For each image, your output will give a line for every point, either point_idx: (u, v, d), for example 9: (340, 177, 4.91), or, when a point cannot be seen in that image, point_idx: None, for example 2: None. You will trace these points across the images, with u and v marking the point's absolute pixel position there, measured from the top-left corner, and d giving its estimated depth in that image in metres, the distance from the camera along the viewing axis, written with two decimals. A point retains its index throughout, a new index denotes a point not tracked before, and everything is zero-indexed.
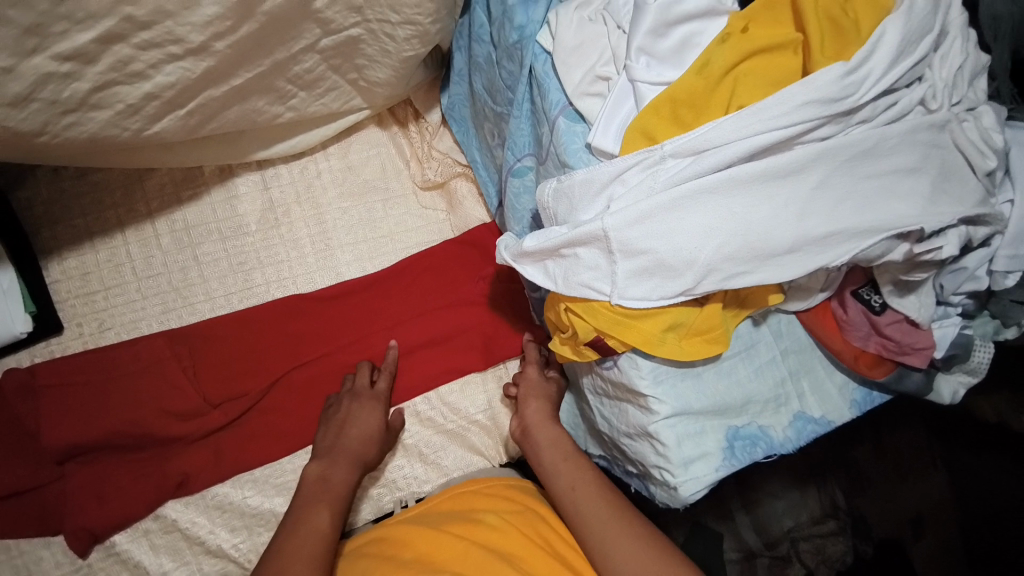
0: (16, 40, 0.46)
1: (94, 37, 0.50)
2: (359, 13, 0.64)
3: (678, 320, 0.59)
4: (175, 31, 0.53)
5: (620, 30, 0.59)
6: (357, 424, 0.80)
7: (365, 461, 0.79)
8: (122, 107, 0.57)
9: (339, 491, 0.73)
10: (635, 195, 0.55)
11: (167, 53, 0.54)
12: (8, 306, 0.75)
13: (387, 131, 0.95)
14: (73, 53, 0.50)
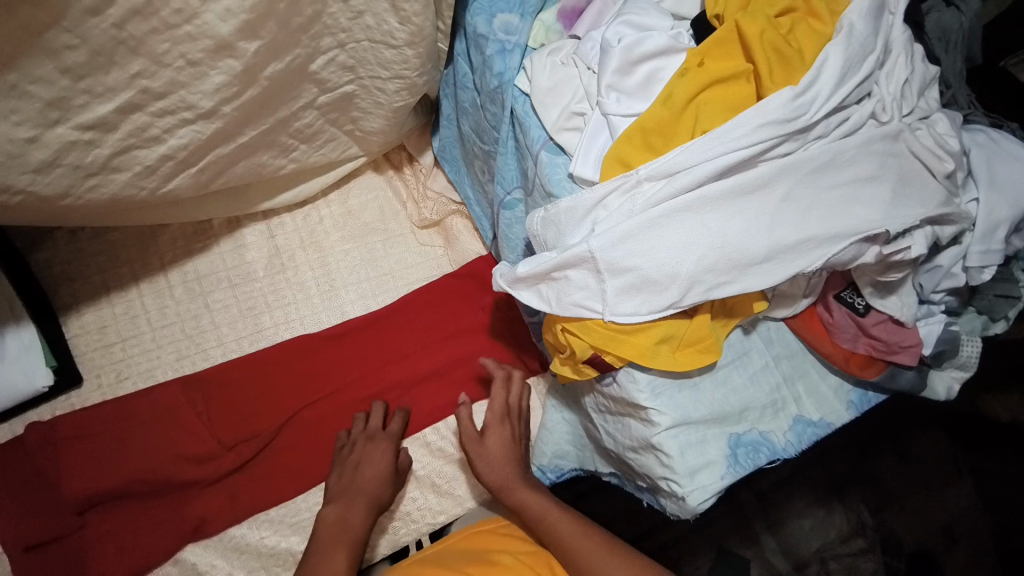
0: (40, 112, 0.52)
1: (114, 107, 0.55)
2: (353, 72, 0.71)
3: (669, 333, 0.63)
4: (187, 98, 0.58)
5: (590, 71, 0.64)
6: (370, 464, 0.82)
7: (378, 501, 0.80)
8: (140, 168, 0.62)
9: (355, 533, 0.75)
10: (616, 218, 0.60)
11: (180, 118, 0.59)
12: (29, 362, 0.78)
13: (383, 174, 1.01)
14: (94, 123, 0.55)
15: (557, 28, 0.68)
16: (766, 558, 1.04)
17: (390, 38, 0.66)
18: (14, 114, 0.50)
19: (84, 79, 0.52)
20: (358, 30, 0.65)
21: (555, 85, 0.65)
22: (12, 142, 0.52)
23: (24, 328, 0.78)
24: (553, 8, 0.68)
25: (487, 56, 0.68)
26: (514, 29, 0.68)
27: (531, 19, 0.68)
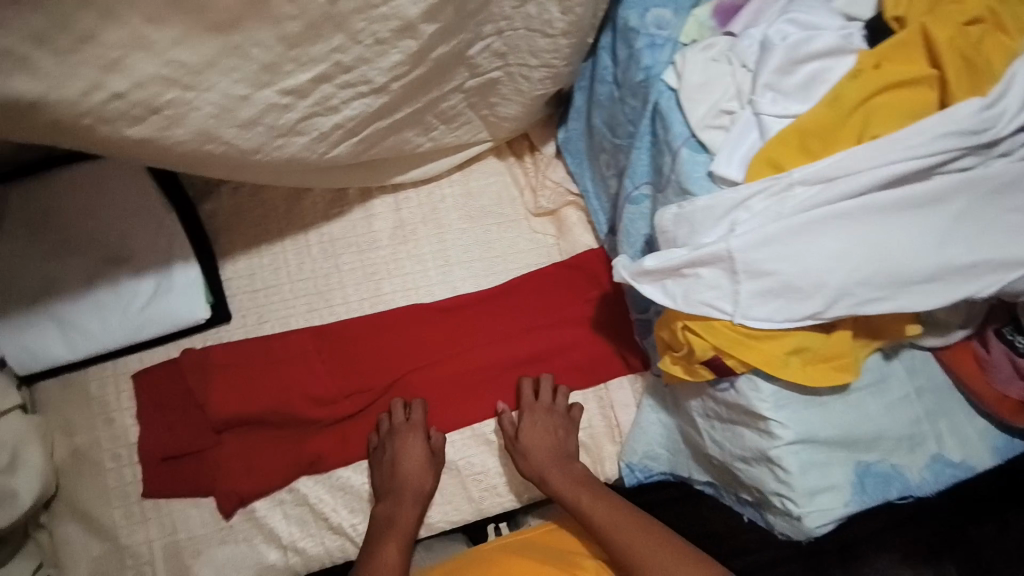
0: (255, 75, 0.54)
1: (312, 76, 0.57)
2: (503, 59, 0.72)
3: (803, 344, 0.61)
4: (367, 74, 0.61)
5: (745, 69, 0.63)
6: (405, 459, 0.89)
7: (422, 492, 0.88)
8: (316, 134, 0.66)
9: (406, 526, 0.85)
10: (762, 219, 0.59)
11: (357, 91, 0.62)
12: (192, 294, 0.88)
13: (504, 161, 1.03)
14: (293, 89, 0.57)
15: (710, 24, 0.66)
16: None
17: (548, 27, 0.69)
18: (235, 72, 0.52)
19: (295, 47, 0.54)
20: (517, 19, 0.68)
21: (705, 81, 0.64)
22: (229, 97, 0.54)
23: (190, 264, 0.88)
24: (707, 4, 0.66)
25: (637, 49, 0.67)
26: (665, 24, 0.67)
27: (685, 15, 0.66)
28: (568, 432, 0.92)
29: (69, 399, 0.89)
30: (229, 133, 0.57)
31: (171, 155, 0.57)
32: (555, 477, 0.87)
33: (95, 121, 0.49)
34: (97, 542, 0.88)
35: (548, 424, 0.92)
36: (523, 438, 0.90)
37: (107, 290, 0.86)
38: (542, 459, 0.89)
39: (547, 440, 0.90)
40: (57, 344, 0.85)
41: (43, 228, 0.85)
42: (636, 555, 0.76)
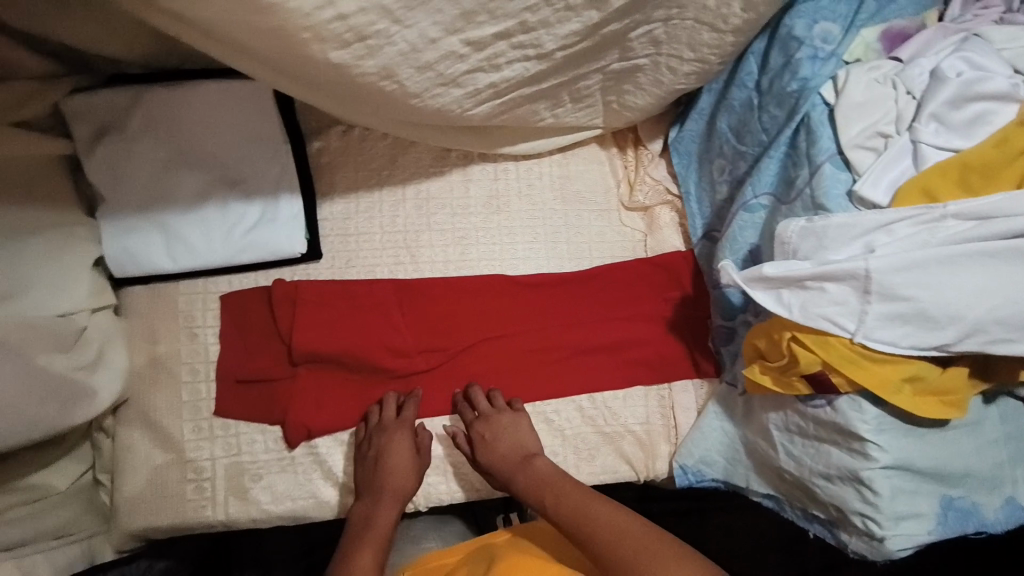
0: (452, 20, 0.55)
1: (496, 31, 0.58)
2: (656, 47, 0.73)
3: (918, 373, 0.63)
4: (542, 38, 0.62)
5: (909, 96, 0.65)
6: (390, 458, 0.87)
7: (403, 492, 0.86)
8: (471, 89, 0.67)
9: (384, 532, 0.81)
10: (905, 245, 0.61)
11: (525, 54, 0.63)
12: (292, 230, 0.90)
13: (607, 151, 1.04)
14: (476, 40, 0.58)
15: (877, 48, 0.69)
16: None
17: (721, 22, 0.68)
18: (439, 13, 0.53)
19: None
20: (691, 9, 0.68)
21: (865, 102, 0.66)
22: (421, 39, 0.55)
23: (296, 198, 0.90)
24: (878, 27, 0.69)
25: (797, 59, 0.69)
26: (832, 39, 0.68)
27: (854, 34, 0.69)
28: (526, 425, 0.91)
29: (156, 309, 0.90)
30: (407, 72, 0.58)
31: (347, 83, 0.58)
32: (520, 481, 0.85)
33: (308, 35, 0.49)
34: (160, 452, 0.89)
35: (507, 422, 0.90)
36: (483, 445, 0.88)
37: (215, 206, 0.87)
38: (505, 466, 0.87)
39: (510, 443, 0.88)
40: (158, 254, 0.85)
41: (163, 133, 0.83)
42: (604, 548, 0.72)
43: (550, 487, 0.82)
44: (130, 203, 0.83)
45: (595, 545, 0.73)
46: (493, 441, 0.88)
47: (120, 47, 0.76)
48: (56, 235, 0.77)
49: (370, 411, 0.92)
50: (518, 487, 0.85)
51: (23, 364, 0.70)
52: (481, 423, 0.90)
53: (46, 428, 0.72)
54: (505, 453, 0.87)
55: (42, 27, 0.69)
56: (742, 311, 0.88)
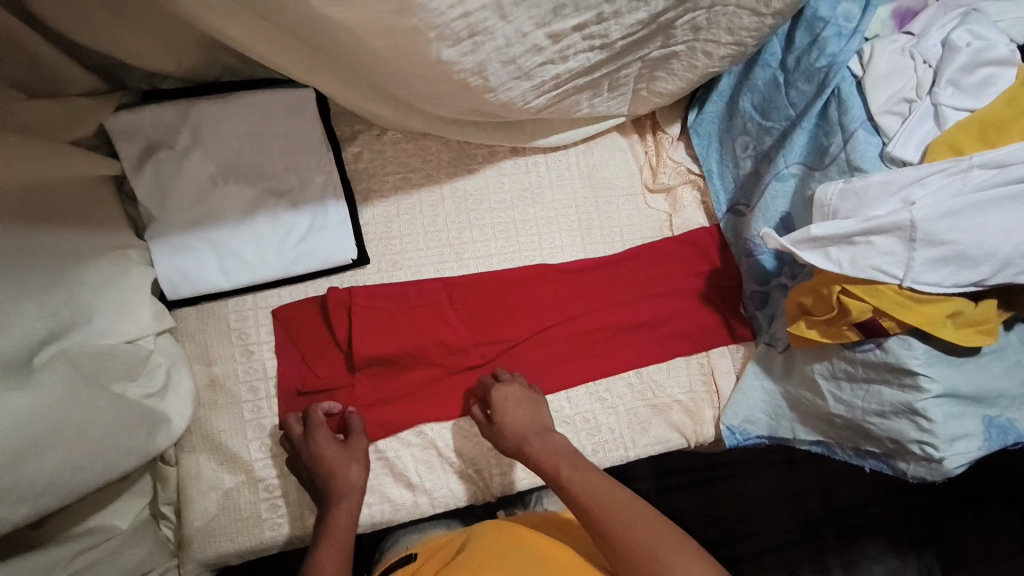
0: (544, 15, 0.59)
1: (576, 24, 0.62)
2: (695, 33, 0.79)
3: (958, 309, 0.72)
4: (611, 28, 0.66)
5: (926, 65, 0.75)
6: (321, 461, 0.82)
7: (355, 484, 0.83)
8: (540, 81, 0.69)
9: (346, 527, 0.79)
10: (939, 195, 0.69)
11: (592, 44, 0.67)
12: (342, 236, 0.90)
13: (628, 139, 1.10)
14: (559, 32, 0.62)
15: (890, 24, 0.80)
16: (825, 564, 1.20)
17: (764, 6, 0.74)
18: (536, 8, 0.57)
19: None
20: None
21: (890, 71, 0.76)
22: (515, 36, 0.59)
23: (342, 204, 0.90)
24: (891, 5, 0.80)
25: (824, 37, 0.79)
26: (853, 18, 0.78)
27: (873, 12, 0.78)
28: (541, 399, 0.92)
29: (207, 329, 0.89)
30: (495, 67, 0.61)
31: (440, 80, 0.62)
32: (535, 449, 0.84)
33: (432, 32, 0.53)
34: (230, 475, 0.87)
35: (521, 395, 0.90)
36: (500, 414, 0.88)
37: (265, 219, 0.87)
38: (517, 436, 0.86)
39: (523, 411, 0.88)
40: (213, 271, 0.84)
41: (212, 149, 0.83)
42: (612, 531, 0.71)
43: (578, 475, 0.79)
44: (181, 220, 0.82)
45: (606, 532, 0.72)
46: (502, 412, 0.88)
47: (169, 61, 0.75)
48: (108, 263, 0.74)
49: (290, 425, 0.86)
50: (533, 456, 0.84)
51: (104, 392, 0.67)
52: (499, 390, 0.90)
53: (138, 455, 0.70)
54: (519, 423, 0.87)
55: (95, 36, 0.68)
56: (776, 275, 0.95)
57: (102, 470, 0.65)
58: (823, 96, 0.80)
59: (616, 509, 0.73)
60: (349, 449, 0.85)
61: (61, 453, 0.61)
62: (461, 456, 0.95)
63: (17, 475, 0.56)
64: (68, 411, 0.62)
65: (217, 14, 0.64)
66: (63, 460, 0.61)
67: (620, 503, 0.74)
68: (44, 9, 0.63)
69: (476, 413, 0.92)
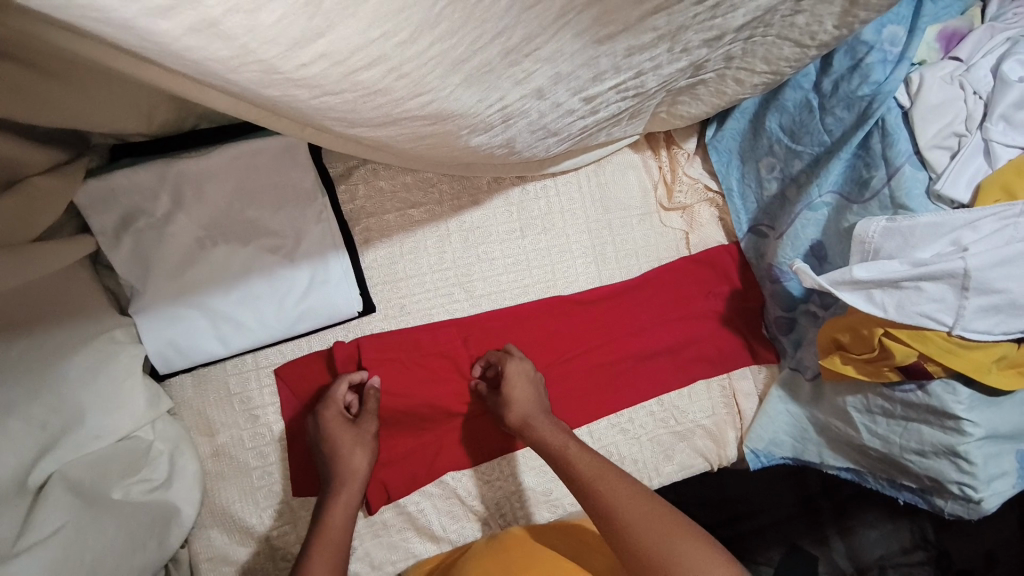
0: (583, 85, 0.54)
1: (614, 85, 0.56)
2: (728, 63, 0.71)
3: (1004, 354, 0.70)
4: (648, 81, 0.60)
5: (976, 96, 0.71)
6: (330, 439, 0.78)
7: (359, 470, 0.78)
8: (568, 135, 0.64)
9: (343, 523, 0.73)
10: (993, 240, 0.66)
11: (626, 95, 0.60)
12: (345, 289, 0.83)
13: (640, 154, 1.01)
14: (594, 95, 0.57)
15: (937, 47, 0.75)
16: (835, 564, 0.96)
17: (808, 38, 0.66)
18: (576, 82, 0.52)
19: (626, 57, 0.53)
20: (775, 27, 0.65)
21: (940, 103, 0.72)
22: (547, 106, 0.54)
23: (344, 255, 0.83)
24: (937, 26, 0.75)
25: (868, 63, 0.73)
26: (899, 42, 0.73)
27: (921, 36, 0.73)
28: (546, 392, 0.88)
29: (207, 396, 0.82)
30: (525, 137, 0.58)
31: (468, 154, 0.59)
32: (540, 425, 0.81)
33: (466, 130, 0.51)
34: (241, 546, 0.82)
35: (529, 374, 0.87)
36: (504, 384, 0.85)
37: (261, 280, 0.79)
38: (523, 412, 0.83)
39: (530, 389, 0.86)
40: (209, 340, 0.77)
41: (193, 208, 0.76)
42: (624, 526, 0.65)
43: (599, 482, 0.70)
44: (168, 289, 0.75)
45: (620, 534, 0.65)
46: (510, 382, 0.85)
47: (140, 122, 0.67)
48: (95, 351, 0.67)
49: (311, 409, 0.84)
50: (540, 432, 0.80)
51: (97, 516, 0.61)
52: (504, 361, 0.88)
53: (152, 565, 0.68)
54: (525, 402, 0.84)
55: (56, 118, 0.57)
56: (803, 301, 0.91)
57: None
58: (866, 127, 0.75)
59: (644, 520, 0.65)
60: (357, 432, 0.80)
61: None
62: (484, 502, 0.91)
63: None
64: (79, 553, 0.59)
65: (191, 87, 0.51)
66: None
67: (646, 514, 0.66)
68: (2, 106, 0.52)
69: (481, 388, 0.90)
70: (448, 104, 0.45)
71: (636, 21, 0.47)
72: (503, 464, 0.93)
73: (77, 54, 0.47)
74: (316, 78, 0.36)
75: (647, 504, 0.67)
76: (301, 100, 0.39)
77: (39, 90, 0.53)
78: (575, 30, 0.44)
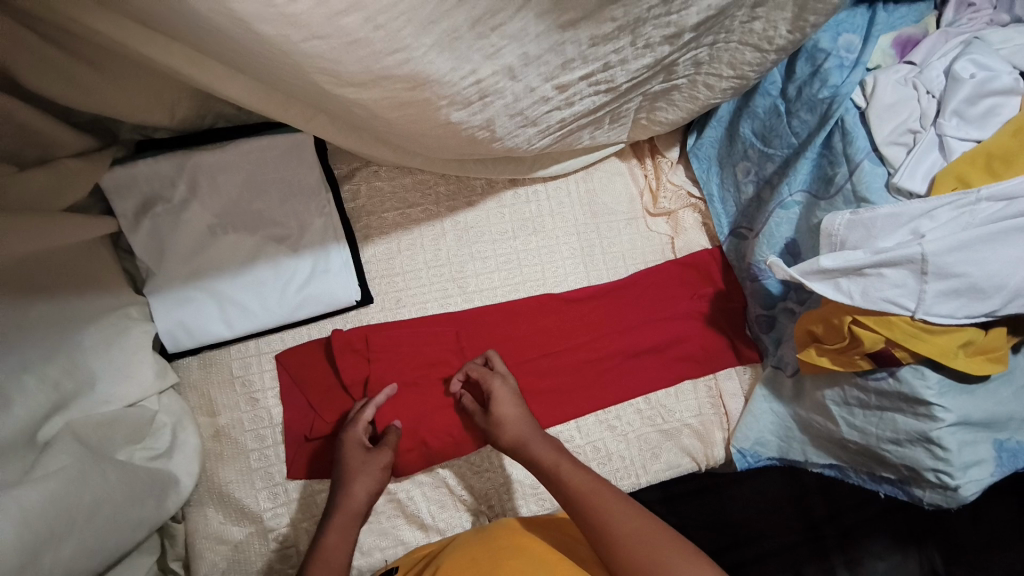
0: (555, 69, 0.61)
1: (584, 74, 0.64)
2: (697, 69, 0.78)
3: (969, 339, 0.73)
4: (616, 75, 0.68)
5: (929, 95, 0.79)
6: (346, 471, 0.79)
7: (362, 505, 0.76)
8: (548, 126, 0.72)
9: (340, 554, 0.70)
10: (949, 227, 0.70)
11: (599, 89, 0.69)
12: (345, 277, 0.89)
13: (627, 163, 1.07)
14: (567, 83, 0.64)
15: (891, 53, 0.84)
16: None
17: (766, 43, 0.74)
18: (546, 65, 0.60)
19: (592, 47, 0.61)
20: (735, 32, 0.73)
21: (894, 102, 0.80)
22: (523, 90, 0.62)
23: (344, 246, 0.89)
24: (890, 34, 0.84)
25: (826, 68, 0.82)
26: (854, 49, 0.82)
27: (874, 44, 0.82)
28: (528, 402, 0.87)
29: (210, 378, 0.86)
30: (503, 120, 0.66)
31: (451, 135, 0.66)
32: (534, 443, 0.78)
33: (444, 100, 0.58)
34: (237, 527, 0.83)
35: (506, 389, 0.85)
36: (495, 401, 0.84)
37: (266, 267, 0.85)
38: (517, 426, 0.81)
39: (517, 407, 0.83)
40: (215, 322, 0.83)
41: (208, 199, 0.83)
42: (582, 509, 0.70)
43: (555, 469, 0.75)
44: (180, 272, 0.81)
45: (578, 514, 0.70)
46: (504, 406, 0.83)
47: (164, 115, 0.75)
48: (109, 323, 0.73)
49: (311, 390, 0.88)
50: (533, 448, 0.78)
51: (100, 467, 0.65)
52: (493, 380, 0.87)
53: (149, 524, 0.71)
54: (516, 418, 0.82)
55: (85, 100, 0.66)
56: (782, 299, 0.95)
57: (111, 540, 0.65)
58: (827, 127, 0.83)
59: (593, 497, 0.70)
60: (353, 470, 0.78)
61: (74, 541, 0.60)
62: (473, 492, 0.93)
63: (35, 570, 0.55)
64: (80, 493, 0.61)
65: (211, 73, 0.62)
66: (78, 545, 0.60)
67: (595, 492, 0.71)
68: (34, 80, 0.60)
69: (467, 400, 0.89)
70: (424, 65, 0.51)
71: (594, 11, 0.55)
72: (491, 456, 0.94)
73: (108, 37, 0.56)
74: (306, 17, 0.43)
75: (599, 488, 0.71)
76: (292, 42, 0.46)
77: (68, 69, 0.62)
78: (537, 11, 0.51)
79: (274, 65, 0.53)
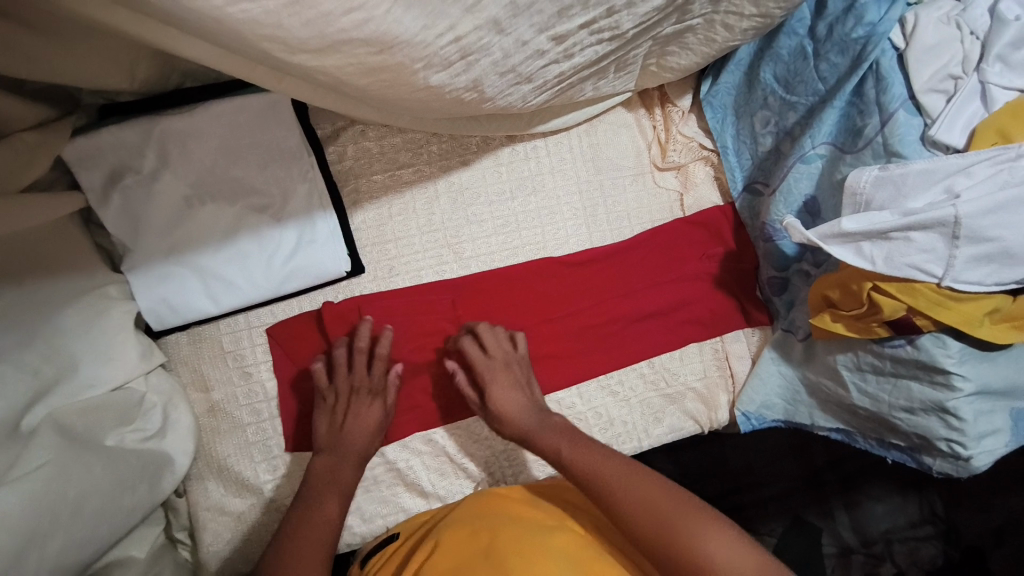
0: (550, 17, 0.55)
1: (584, 21, 0.58)
2: (714, 6, 0.71)
3: (997, 306, 0.68)
4: (622, 20, 0.61)
5: (973, 37, 0.72)
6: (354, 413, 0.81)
7: (370, 443, 0.81)
8: (541, 82, 0.65)
9: (346, 483, 0.77)
10: (987, 186, 0.64)
11: (601, 38, 0.62)
12: (333, 247, 0.84)
13: (634, 113, 0.99)
14: (563, 34, 0.58)
15: None
16: (838, 533, 1.00)
17: None
18: (539, 15, 0.53)
19: None
20: None
21: (935, 43, 0.72)
22: (515, 43, 0.56)
23: (332, 214, 0.84)
24: None
25: (862, 3, 0.74)
26: None
27: None
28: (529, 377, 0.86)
29: (201, 354, 0.83)
30: (492, 79, 0.59)
31: (434, 99, 0.60)
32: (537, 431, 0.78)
33: (420, 63, 0.51)
34: (239, 499, 0.82)
35: (504, 369, 0.84)
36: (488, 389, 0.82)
37: (250, 239, 0.81)
38: (515, 411, 0.81)
39: (514, 390, 0.83)
40: (199, 296, 0.79)
41: (181, 167, 0.77)
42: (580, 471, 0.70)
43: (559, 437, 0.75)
44: (158, 247, 0.77)
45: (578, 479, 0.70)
46: (502, 389, 0.82)
47: (122, 77, 0.68)
48: (87, 304, 0.70)
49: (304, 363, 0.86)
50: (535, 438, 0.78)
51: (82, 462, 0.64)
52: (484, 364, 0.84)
53: (143, 506, 0.71)
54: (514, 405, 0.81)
55: (37, 72, 0.59)
56: (796, 260, 0.90)
57: (105, 531, 0.65)
58: (859, 72, 0.75)
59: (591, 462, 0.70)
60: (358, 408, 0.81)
61: (59, 540, 0.59)
62: (473, 459, 0.91)
63: (22, 569, 0.55)
64: (63, 490, 0.60)
65: (162, 35, 0.55)
66: (67, 540, 0.60)
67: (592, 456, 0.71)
68: None
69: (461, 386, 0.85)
70: (389, 25, 0.45)
71: None
72: None
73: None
74: None
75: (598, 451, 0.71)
76: (216, 6, 0.39)
77: (14, 41, 0.54)
78: None
79: (216, 30, 0.46)
